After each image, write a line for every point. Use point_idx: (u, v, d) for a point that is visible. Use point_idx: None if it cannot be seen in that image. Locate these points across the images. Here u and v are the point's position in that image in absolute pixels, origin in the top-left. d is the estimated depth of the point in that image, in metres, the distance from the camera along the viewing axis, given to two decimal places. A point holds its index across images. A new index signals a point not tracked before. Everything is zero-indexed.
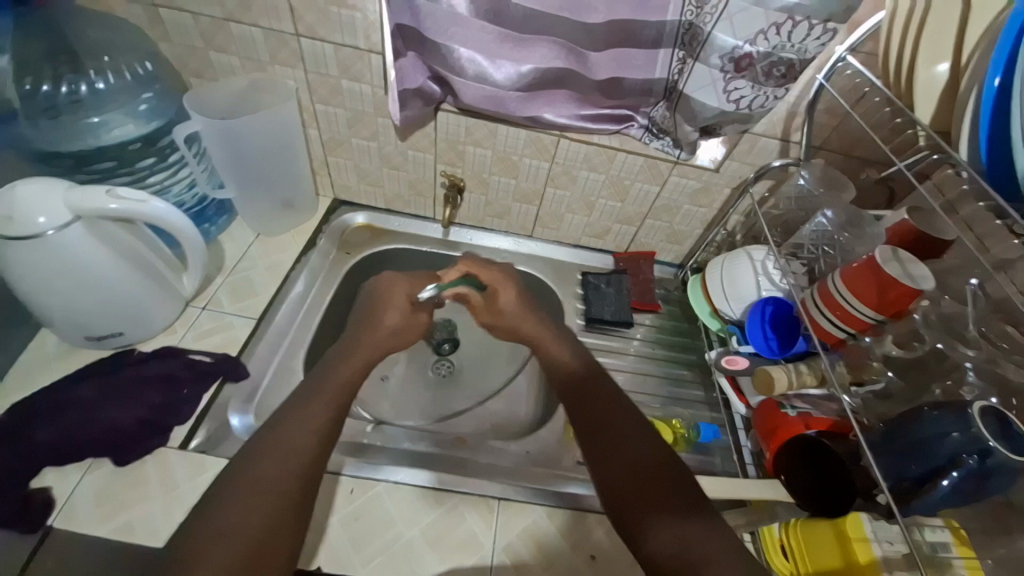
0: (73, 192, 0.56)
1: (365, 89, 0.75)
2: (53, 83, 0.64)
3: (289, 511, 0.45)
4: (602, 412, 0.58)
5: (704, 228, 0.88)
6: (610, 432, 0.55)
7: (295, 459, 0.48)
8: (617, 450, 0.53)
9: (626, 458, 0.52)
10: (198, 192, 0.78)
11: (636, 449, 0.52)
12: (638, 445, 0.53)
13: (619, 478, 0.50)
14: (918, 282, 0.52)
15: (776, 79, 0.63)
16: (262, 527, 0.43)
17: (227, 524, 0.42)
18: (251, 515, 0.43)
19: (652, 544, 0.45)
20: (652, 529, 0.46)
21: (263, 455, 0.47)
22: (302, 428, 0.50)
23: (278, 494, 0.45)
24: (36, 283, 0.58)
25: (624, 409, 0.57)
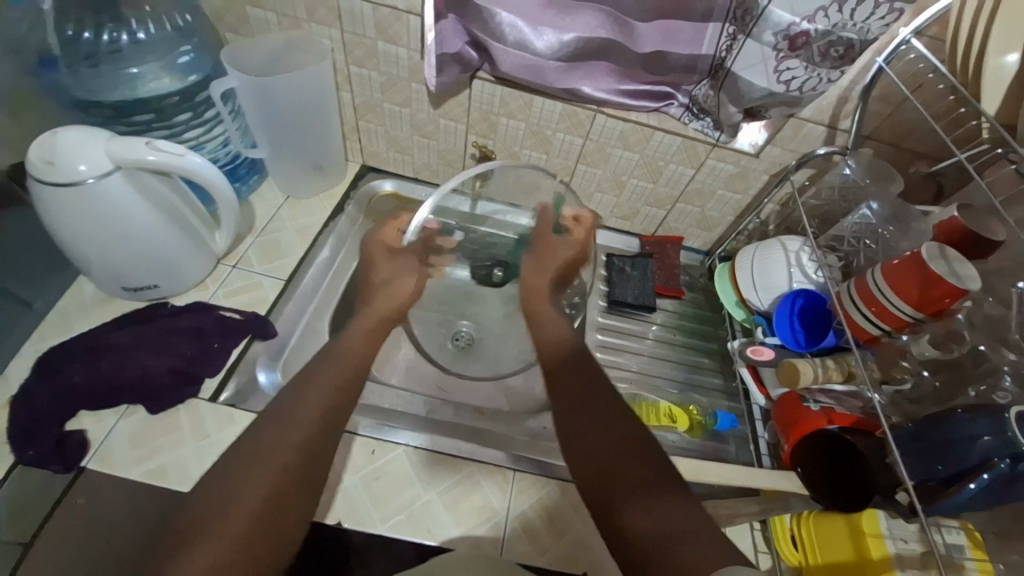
0: (113, 141, 0.57)
1: (400, 52, 0.73)
2: (94, 31, 0.65)
3: (296, 488, 0.46)
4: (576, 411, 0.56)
5: (736, 215, 0.85)
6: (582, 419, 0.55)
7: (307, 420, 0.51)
8: (586, 445, 0.53)
9: (591, 457, 0.52)
10: (231, 150, 0.78)
11: (612, 448, 0.51)
12: (612, 444, 0.52)
13: (587, 470, 0.51)
14: (964, 281, 0.50)
15: (832, 60, 0.60)
16: (270, 492, 0.45)
17: (238, 492, 0.44)
18: (260, 481, 0.45)
19: (628, 520, 0.45)
20: (627, 508, 0.46)
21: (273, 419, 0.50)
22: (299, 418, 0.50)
23: (288, 473, 0.47)
24: (77, 231, 0.60)
25: (596, 409, 0.56)
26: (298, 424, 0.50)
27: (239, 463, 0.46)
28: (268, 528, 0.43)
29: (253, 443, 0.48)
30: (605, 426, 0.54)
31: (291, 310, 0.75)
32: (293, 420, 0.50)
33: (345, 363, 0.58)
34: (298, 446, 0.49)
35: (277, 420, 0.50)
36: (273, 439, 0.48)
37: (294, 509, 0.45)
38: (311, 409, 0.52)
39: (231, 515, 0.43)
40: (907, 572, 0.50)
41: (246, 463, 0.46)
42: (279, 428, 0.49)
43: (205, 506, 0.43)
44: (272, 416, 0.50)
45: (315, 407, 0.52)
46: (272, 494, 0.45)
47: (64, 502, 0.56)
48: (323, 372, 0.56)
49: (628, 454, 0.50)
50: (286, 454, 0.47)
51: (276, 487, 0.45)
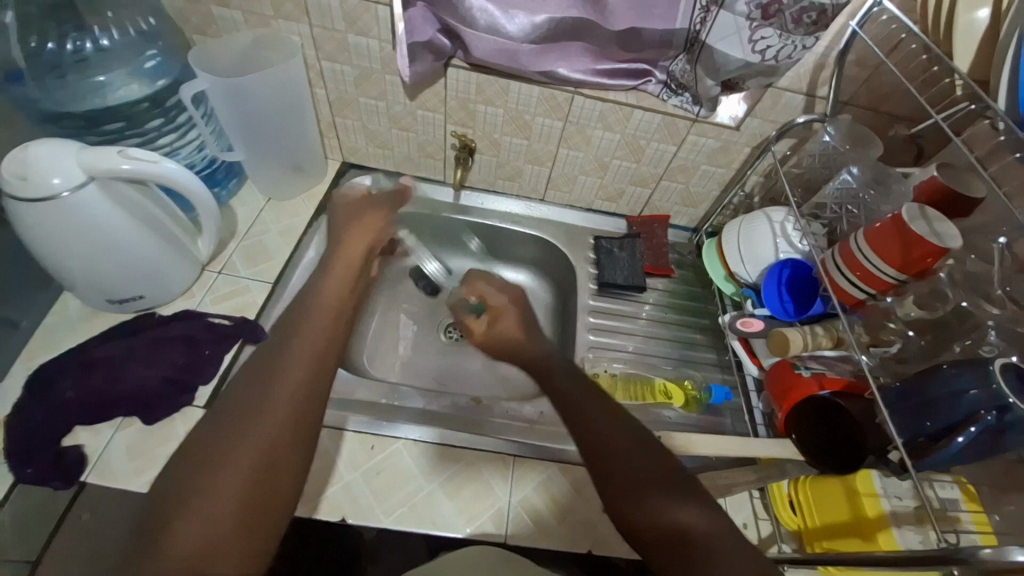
0: (85, 152, 0.56)
1: (372, 44, 0.72)
2: (57, 41, 0.64)
3: (273, 482, 0.41)
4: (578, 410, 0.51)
5: (720, 190, 0.85)
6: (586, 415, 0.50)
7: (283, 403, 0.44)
8: (590, 441, 0.48)
9: (597, 452, 0.48)
10: (208, 154, 0.77)
11: (621, 442, 0.47)
12: (622, 436, 0.48)
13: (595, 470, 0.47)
14: (945, 240, 0.50)
15: (805, 26, 0.60)
16: (243, 491, 0.39)
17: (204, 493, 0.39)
18: (229, 482, 0.39)
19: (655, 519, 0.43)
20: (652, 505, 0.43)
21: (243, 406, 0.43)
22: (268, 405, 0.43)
23: (266, 467, 0.41)
24: (56, 242, 0.58)
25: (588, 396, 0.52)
26: (281, 383, 0.45)
27: (205, 462, 0.40)
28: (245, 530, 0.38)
29: (217, 437, 0.42)
30: (606, 415, 0.50)
31: (281, 313, 0.75)
32: (259, 409, 0.43)
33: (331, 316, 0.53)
34: (272, 437, 0.42)
35: (247, 405, 0.43)
36: (239, 432, 0.42)
37: (282, 478, 0.41)
38: (296, 367, 0.47)
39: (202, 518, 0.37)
40: (903, 528, 0.52)
41: (214, 462, 0.40)
42: (248, 415, 0.43)
43: (184, 480, 0.39)
44: (248, 378, 0.46)
45: (300, 366, 0.47)
46: (246, 494, 0.39)
47: (67, 519, 0.55)
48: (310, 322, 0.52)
49: (642, 450, 0.47)
50: (268, 418, 0.43)
51: (262, 453, 0.41)
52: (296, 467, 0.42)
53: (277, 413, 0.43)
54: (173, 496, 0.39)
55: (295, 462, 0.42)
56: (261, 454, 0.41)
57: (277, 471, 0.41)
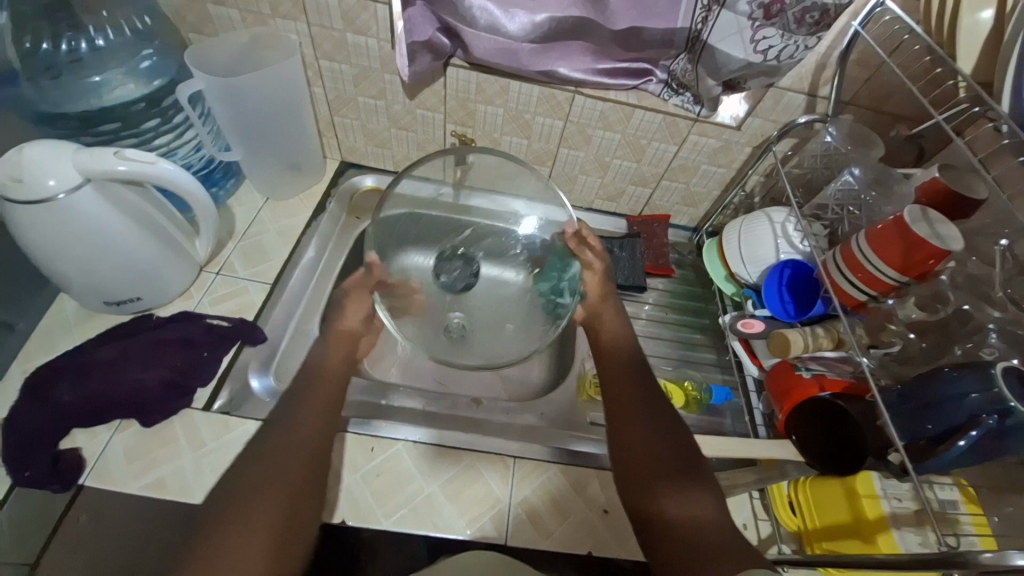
0: (81, 154, 0.56)
1: (370, 43, 0.72)
2: (52, 41, 0.64)
3: (300, 514, 0.50)
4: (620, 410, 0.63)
5: (721, 189, 0.85)
6: (623, 410, 0.63)
7: (304, 451, 0.55)
8: (626, 441, 0.60)
9: (632, 451, 0.59)
10: (205, 154, 0.76)
11: (652, 443, 0.59)
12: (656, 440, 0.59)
13: (630, 463, 0.58)
14: (947, 242, 0.50)
15: (807, 26, 0.59)
16: (280, 523, 0.48)
17: (250, 522, 0.47)
18: (265, 515, 0.48)
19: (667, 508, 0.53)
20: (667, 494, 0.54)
21: (267, 453, 0.53)
22: (289, 454, 0.53)
23: (293, 499, 0.50)
24: (49, 246, 0.58)
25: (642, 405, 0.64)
26: (296, 433, 0.56)
27: (241, 502, 0.49)
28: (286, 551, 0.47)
29: (249, 477, 0.51)
30: (644, 421, 0.62)
31: (280, 313, 0.74)
32: (278, 455, 0.53)
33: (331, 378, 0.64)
34: (292, 477, 0.52)
35: (267, 452, 0.53)
36: (268, 473, 0.51)
37: (305, 510, 0.51)
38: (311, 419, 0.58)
39: (253, 539, 0.46)
40: (902, 529, 0.52)
41: (250, 501, 0.48)
42: (270, 458, 0.53)
43: (225, 512, 0.48)
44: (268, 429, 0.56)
45: (315, 420, 0.58)
46: (282, 526, 0.48)
47: (65, 521, 0.55)
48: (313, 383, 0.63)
49: (670, 447, 0.58)
50: (293, 462, 0.53)
51: (289, 489, 0.51)
52: (315, 501, 0.53)
53: (301, 457, 0.54)
54: (218, 522, 0.47)
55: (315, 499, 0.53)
56: (290, 492, 0.51)
57: (303, 500, 0.51)
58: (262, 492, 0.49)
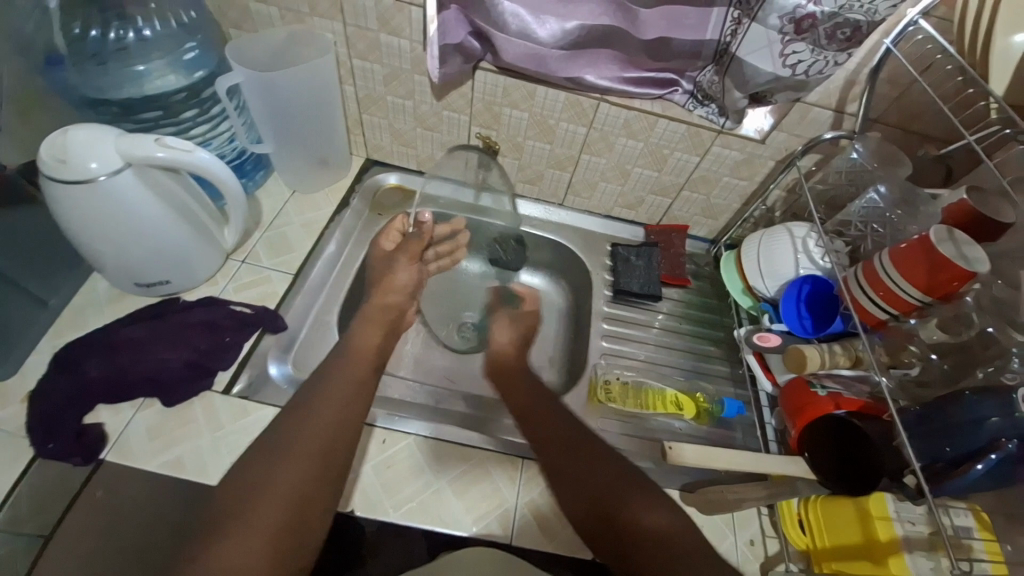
0: (123, 139, 0.58)
1: (402, 44, 0.73)
2: (101, 29, 0.66)
3: (318, 485, 0.49)
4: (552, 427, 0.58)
5: (741, 202, 0.85)
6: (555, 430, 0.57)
7: (330, 423, 0.52)
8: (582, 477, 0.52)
9: (581, 484, 0.52)
10: (237, 145, 0.78)
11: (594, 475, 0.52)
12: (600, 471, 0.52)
13: (580, 480, 0.52)
14: (974, 264, 0.50)
15: (838, 43, 0.59)
16: (295, 490, 0.48)
17: (264, 488, 0.47)
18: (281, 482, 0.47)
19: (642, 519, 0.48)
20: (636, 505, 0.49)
21: (295, 422, 0.52)
22: (314, 423, 0.52)
23: (313, 466, 0.50)
24: (89, 226, 0.60)
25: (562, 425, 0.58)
26: (313, 425, 0.52)
27: (261, 466, 0.49)
28: (300, 519, 0.47)
29: (274, 440, 0.51)
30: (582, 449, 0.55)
31: (301, 303, 0.76)
32: (306, 422, 0.52)
33: (360, 366, 0.59)
34: (316, 446, 0.50)
35: (293, 415, 0.53)
36: (291, 439, 0.50)
37: (316, 506, 0.48)
38: (330, 405, 0.54)
39: (269, 504, 0.46)
40: (914, 553, 0.51)
41: (271, 463, 0.49)
42: (298, 423, 0.52)
43: (231, 502, 0.46)
44: (284, 418, 0.52)
45: (335, 412, 0.53)
46: (297, 495, 0.47)
47: (83, 494, 0.57)
48: (341, 369, 0.57)
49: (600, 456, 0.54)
50: (310, 451, 0.50)
51: (296, 488, 0.48)
52: (328, 496, 0.49)
53: (327, 426, 0.52)
54: (225, 515, 0.45)
55: (325, 495, 0.49)
56: (311, 461, 0.50)
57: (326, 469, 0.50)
58: (281, 460, 0.49)
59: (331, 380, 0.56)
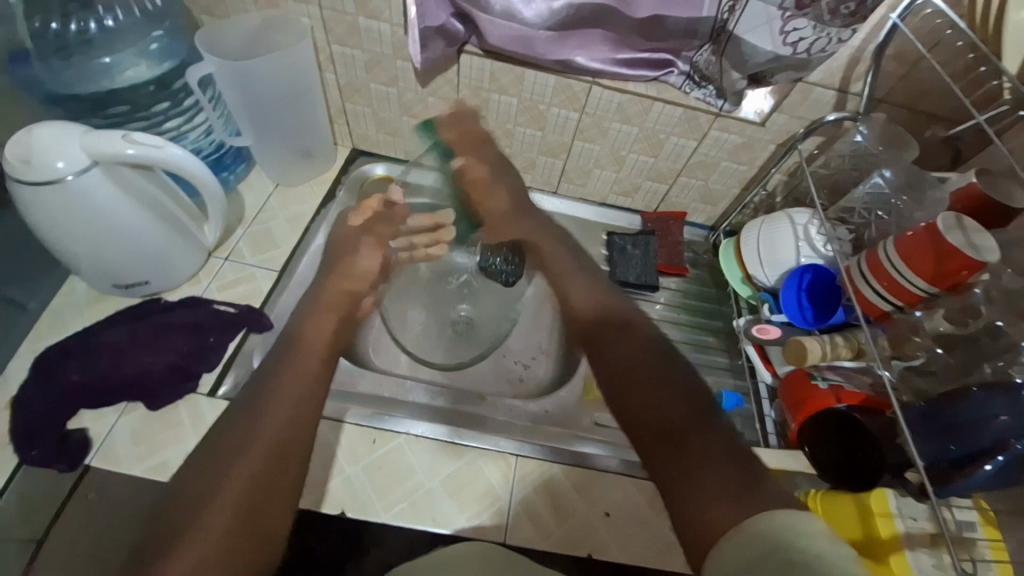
0: (88, 135, 0.55)
1: (383, 27, 0.70)
2: (61, 22, 0.63)
3: (266, 487, 0.46)
4: (602, 342, 0.57)
5: (741, 187, 0.82)
6: (608, 348, 0.56)
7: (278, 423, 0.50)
8: (634, 396, 0.50)
9: (652, 403, 0.48)
10: (215, 139, 0.75)
11: (665, 396, 0.48)
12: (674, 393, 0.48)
13: (649, 420, 0.48)
14: (982, 253, 0.47)
15: (842, 17, 0.56)
16: (238, 497, 0.44)
17: (209, 493, 0.44)
18: (225, 488, 0.45)
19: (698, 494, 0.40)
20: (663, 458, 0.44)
21: (240, 424, 0.49)
22: (258, 423, 0.49)
23: (265, 464, 0.47)
24: (58, 226, 0.58)
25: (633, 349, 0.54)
26: (264, 427, 0.49)
27: (201, 475, 0.46)
28: (250, 525, 0.43)
29: (222, 441, 0.49)
30: (648, 370, 0.51)
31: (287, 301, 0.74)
32: (256, 423, 0.49)
33: (315, 356, 0.57)
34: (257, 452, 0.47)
35: (243, 417, 0.50)
36: (239, 442, 0.48)
37: (274, 509, 0.46)
38: (282, 407, 0.51)
39: (211, 521, 0.43)
40: (916, 551, 0.48)
41: (218, 468, 0.46)
42: (246, 423, 0.49)
43: (182, 512, 0.44)
44: (238, 419, 0.50)
45: (286, 411, 0.50)
46: (239, 501, 0.44)
47: (73, 498, 0.56)
48: (295, 368, 0.55)
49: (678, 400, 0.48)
50: (259, 459, 0.47)
51: (245, 492, 0.45)
52: (286, 499, 0.47)
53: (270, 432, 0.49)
54: (173, 527, 0.43)
55: (283, 498, 0.46)
56: (259, 462, 0.47)
57: (284, 467, 0.48)
58: (225, 469, 0.46)
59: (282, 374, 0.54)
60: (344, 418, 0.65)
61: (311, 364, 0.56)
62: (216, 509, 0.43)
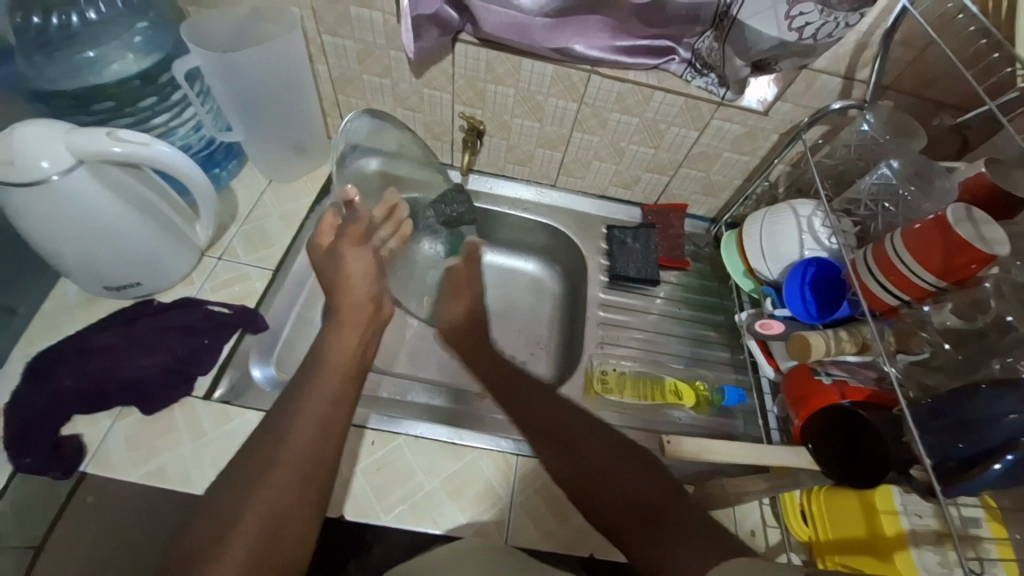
0: (73, 134, 0.53)
1: (375, 17, 0.67)
2: (42, 15, 0.61)
3: (292, 507, 0.47)
4: (555, 437, 0.54)
5: (743, 179, 0.80)
6: (562, 436, 0.54)
7: (304, 436, 0.50)
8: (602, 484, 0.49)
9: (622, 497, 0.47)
10: (205, 135, 0.74)
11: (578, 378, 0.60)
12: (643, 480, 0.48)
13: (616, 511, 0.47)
14: (993, 245, 0.46)
15: (850, 2, 0.54)
16: (266, 513, 0.46)
17: (237, 509, 0.45)
18: (254, 506, 0.46)
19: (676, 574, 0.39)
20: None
21: (265, 440, 0.50)
22: (285, 439, 0.50)
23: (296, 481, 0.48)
24: (44, 229, 0.57)
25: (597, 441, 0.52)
26: (290, 443, 0.50)
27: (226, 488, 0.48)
28: (275, 541, 0.45)
29: (252, 455, 0.49)
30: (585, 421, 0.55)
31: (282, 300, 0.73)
32: (281, 440, 0.50)
33: (342, 368, 0.57)
34: (285, 472, 0.48)
35: (269, 431, 0.51)
36: (268, 456, 0.49)
37: (293, 533, 0.46)
38: (309, 420, 0.52)
39: (237, 540, 0.44)
40: (921, 547, 0.50)
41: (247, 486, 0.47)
42: (273, 439, 0.50)
43: (208, 529, 0.44)
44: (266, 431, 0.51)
45: (310, 425, 0.51)
46: (268, 516, 0.46)
47: (69, 505, 0.55)
48: (318, 387, 0.54)
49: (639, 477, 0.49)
50: (287, 478, 0.48)
51: (272, 512, 0.46)
52: (306, 524, 0.47)
53: (296, 448, 0.50)
54: (199, 542, 0.44)
55: (304, 523, 0.47)
56: (288, 480, 0.48)
57: (313, 482, 0.49)
58: (255, 485, 0.47)
59: (307, 386, 0.54)
60: (367, 424, 0.64)
61: (336, 373, 0.56)
62: (246, 523, 0.45)
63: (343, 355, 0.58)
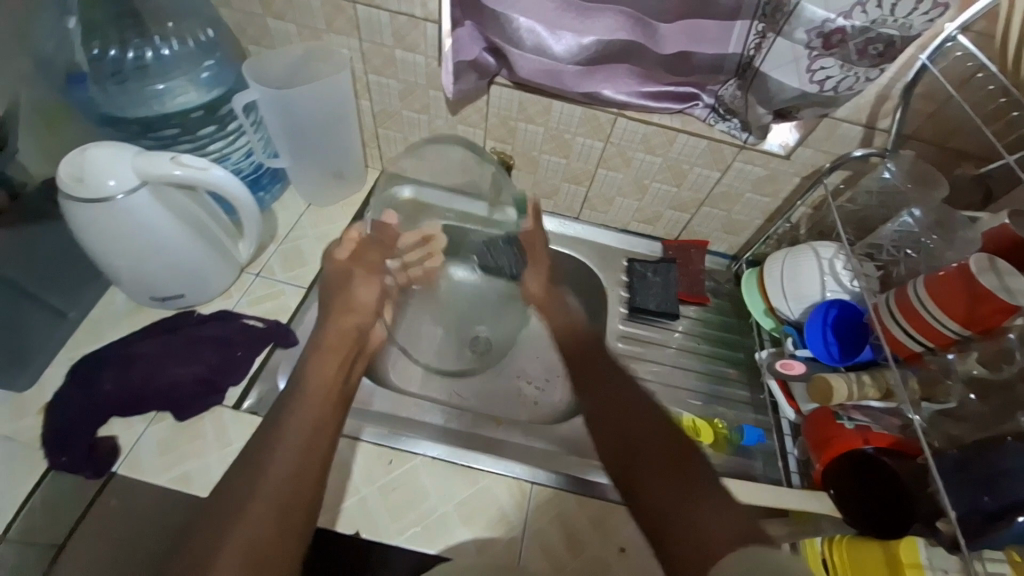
0: (139, 157, 0.58)
1: (418, 59, 0.73)
2: (120, 48, 0.67)
3: (277, 533, 0.45)
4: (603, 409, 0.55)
5: (765, 219, 0.82)
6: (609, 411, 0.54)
7: (284, 465, 0.49)
8: (627, 424, 0.52)
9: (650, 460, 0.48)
10: (255, 160, 0.79)
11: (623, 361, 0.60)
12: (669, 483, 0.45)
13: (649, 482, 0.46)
14: (1017, 297, 0.46)
15: (870, 58, 0.56)
16: (250, 539, 0.44)
17: (219, 540, 0.44)
18: (236, 535, 0.44)
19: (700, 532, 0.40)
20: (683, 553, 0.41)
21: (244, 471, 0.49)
22: (263, 471, 0.49)
23: (278, 509, 0.47)
24: (104, 243, 0.61)
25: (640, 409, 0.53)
26: (268, 477, 0.48)
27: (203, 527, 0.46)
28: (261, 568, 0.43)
29: (230, 490, 0.48)
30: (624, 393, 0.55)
31: (312, 318, 0.76)
32: (261, 470, 0.49)
33: (324, 402, 0.56)
34: (263, 502, 0.47)
35: (247, 464, 0.50)
36: (246, 489, 0.47)
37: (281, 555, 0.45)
38: (289, 448, 0.51)
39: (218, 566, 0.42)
40: None
41: (225, 518, 0.46)
42: (251, 472, 0.49)
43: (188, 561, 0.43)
44: (246, 463, 0.50)
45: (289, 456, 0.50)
46: (250, 540, 0.44)
47: (97, 505, 0.58)
48: (296, 414, 0.54)
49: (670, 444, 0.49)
50: (266, 508, 0.46)
51: (252, 540, 0.44)
52: (295, 543, 0.46)
53: (275, 477, 0.49)
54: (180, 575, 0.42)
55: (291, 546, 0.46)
56: (266, 509, 0.46)
57: (297, 509, 0.48)
58: (233, 515, 0.46)
59: (287, 415, 0.54)
60: (361, 436, 0.66)
61: (314, 406, 0.55)
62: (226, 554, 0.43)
63: (322, 388, 0.57)
